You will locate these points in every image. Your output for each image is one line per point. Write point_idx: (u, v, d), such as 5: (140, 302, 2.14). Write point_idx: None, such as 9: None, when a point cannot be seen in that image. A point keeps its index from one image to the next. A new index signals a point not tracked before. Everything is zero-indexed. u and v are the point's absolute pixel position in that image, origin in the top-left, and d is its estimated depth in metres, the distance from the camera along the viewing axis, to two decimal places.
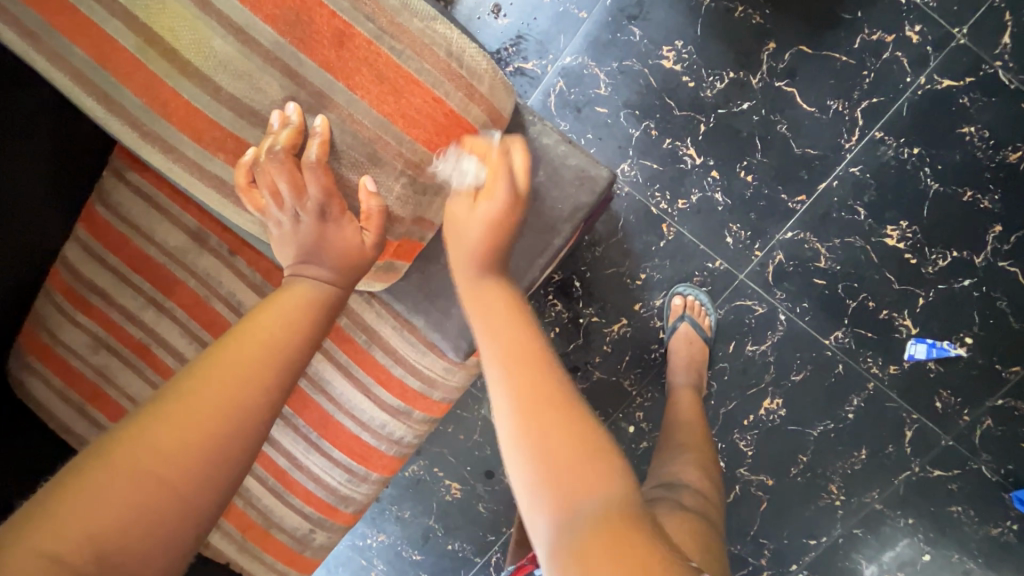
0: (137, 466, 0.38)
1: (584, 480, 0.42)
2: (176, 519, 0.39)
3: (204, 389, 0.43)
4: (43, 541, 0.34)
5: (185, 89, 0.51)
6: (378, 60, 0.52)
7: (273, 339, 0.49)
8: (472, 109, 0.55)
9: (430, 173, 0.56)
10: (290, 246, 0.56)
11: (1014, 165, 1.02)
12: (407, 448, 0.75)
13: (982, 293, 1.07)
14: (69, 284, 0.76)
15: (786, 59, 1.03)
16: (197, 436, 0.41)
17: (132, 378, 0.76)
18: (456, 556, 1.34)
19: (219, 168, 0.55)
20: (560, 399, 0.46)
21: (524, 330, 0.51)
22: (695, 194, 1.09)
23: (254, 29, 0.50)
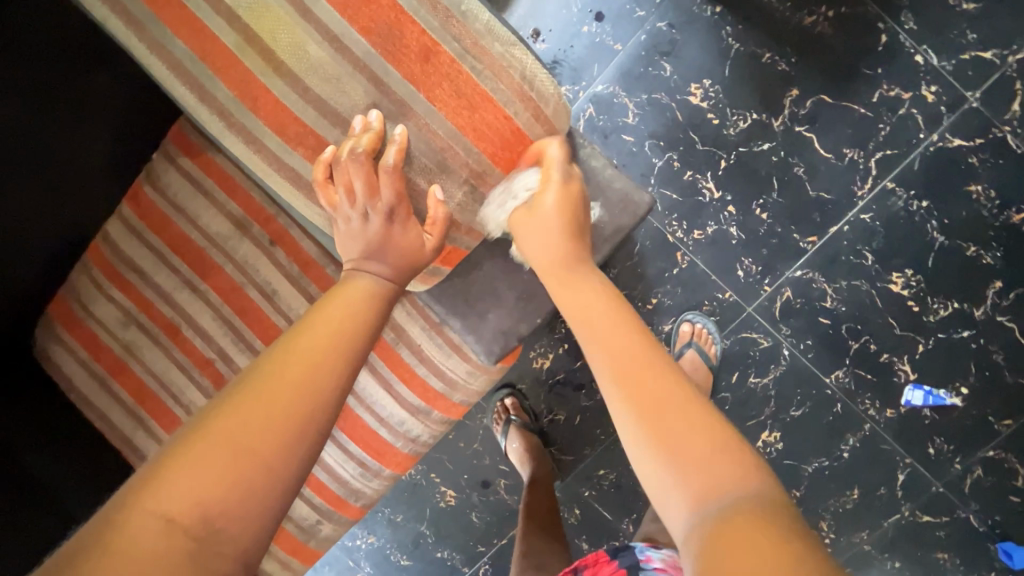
0: (228, 439, 0.42)
1: (718, 477, 0.46)
2: (264, 488, 0.42)
3: (278, 371, 0.46)
4: (155, 505, 0.38)
5: (277, 86, 0.54)
6: (458, 78, 0.55)
7: (341, 328, 0.51)
8: (535, 128, 0.58)
9: (490, 184, 0.60)
10: (354, 241, 0.57)
11: (1016, 226, 1.07)
12: (423, 446, 0.77)
13: (980, 345, 1.11)
14: (108, 260, 0.78)
15: (808, 106, 1.07)
16: (277, 414, 0.44)
17: (160, 357, 0.78)
18: (445, 564, 1.34)
19: (297, 163, 0.57)
20: (701, 419, 0.49)
21: (636, 344, 0.55)
22: (711, 226, 1.13)
23: (348, 39, 0.53)
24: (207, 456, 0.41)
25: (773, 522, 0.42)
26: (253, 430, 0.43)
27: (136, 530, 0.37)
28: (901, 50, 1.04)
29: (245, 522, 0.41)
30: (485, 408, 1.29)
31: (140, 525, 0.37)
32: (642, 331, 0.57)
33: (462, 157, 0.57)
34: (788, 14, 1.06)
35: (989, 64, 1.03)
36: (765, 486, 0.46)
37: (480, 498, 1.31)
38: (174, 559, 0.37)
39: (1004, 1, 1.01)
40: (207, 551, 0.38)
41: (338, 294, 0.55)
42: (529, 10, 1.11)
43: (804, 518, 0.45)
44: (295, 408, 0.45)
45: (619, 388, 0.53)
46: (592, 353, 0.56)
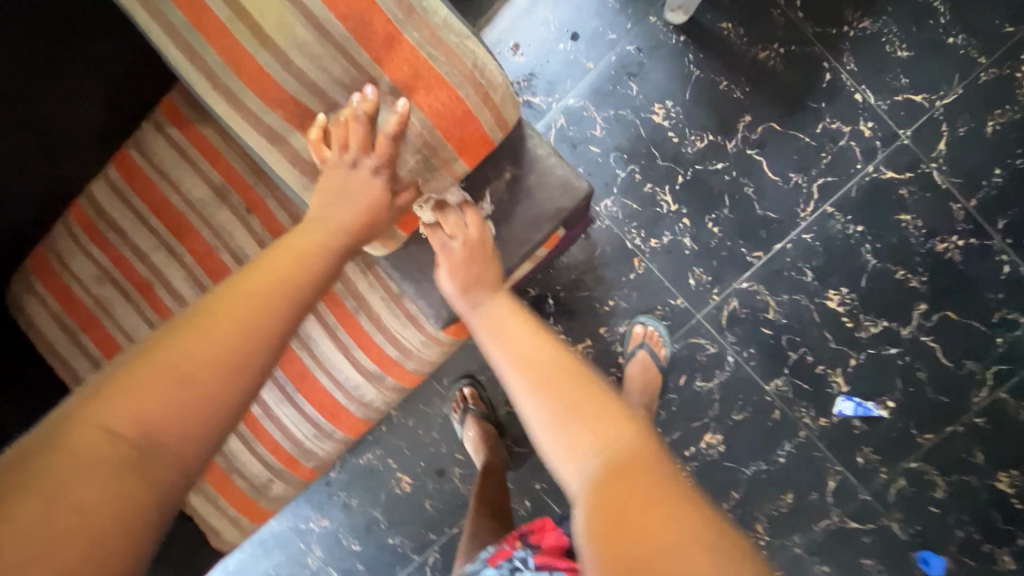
0: (168, 363, 0.46)
1: (596, 432, 0.51)
2: (203, 407, 0.46)
3: (222, 305, 0.50)
4: (99, 418, 0.43)
5: (260, 56, 0.60)
6: (417, 62, 0.61)
7: (286, 275, 0.55)
8: (484, 113, 0.64)
9: (442, 157, 0.65)
10: (334, 202, 0.64)
11: (941, 254, 1.17)
12: (376, 412, 0.82)
13: (906, 361, 1.20)
14: (90, 217, 0.83)
15: (759, 131, 1.17)
16: (216, 347, 0.47)
17: (131, 313, 0.82)
18: (395, 550, 1.37)
19: (274, 122, 0.63)
20: (588, 380, 0.55)
21: (535, 337, 0.60)
22: (667, 235, 1.21)
23: (326, 21, 0.59)
24: (147, 376, 0.45)
25: (639, 467, 0.48)
26: (195, 357, 0.46)
27: (80, 438, 0.42)
28: (842, 88, 1.15)
29: (183, 437, 0.45)
30: (445, 397, 1.34)
31: (84, 433, 0.42)
32: (543, 333, 0.61)
33: (423, 132, 0.63)
34: (745, 48, 1.16)
35: (919, 107, 1.14)
36: (634, 434, 0.51)
37: (434, 486, 1.35)
38: (115, 465, 0.42)
39: (934, 51, 1.13)
40: (147, 459, 0.43)
41: (287, 244, 0.59)
42: (510, 26, 1.20)
43: (663, 458, 0.50)
44: (238, 338, 0.49)
45: (521, 380, 0.56)
46: (495, 344, 0.62)
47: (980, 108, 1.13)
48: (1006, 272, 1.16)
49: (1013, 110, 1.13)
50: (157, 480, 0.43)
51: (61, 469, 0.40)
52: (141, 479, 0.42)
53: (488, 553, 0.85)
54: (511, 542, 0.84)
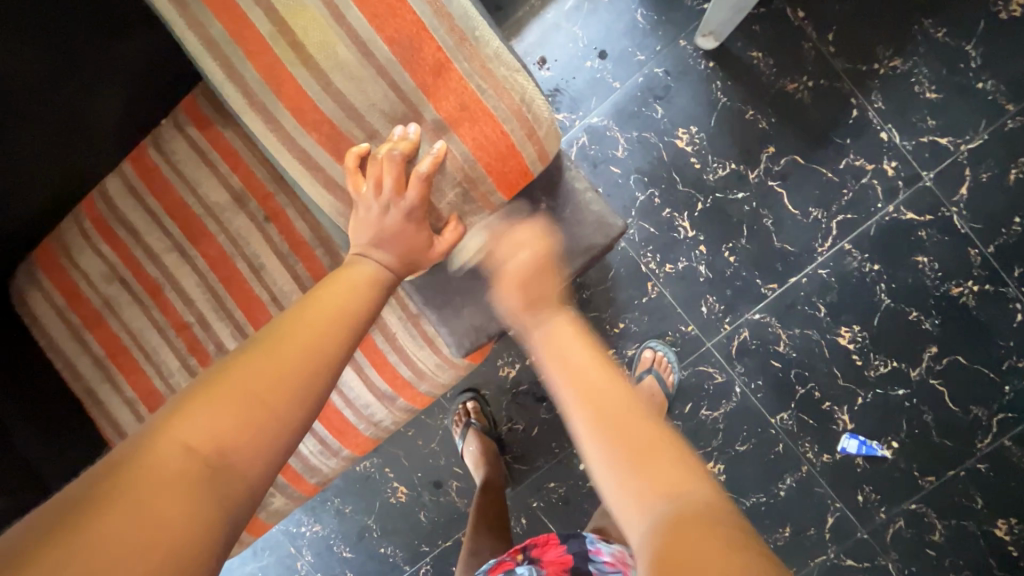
0: (242, 383, 0.46)
1: (673, 479, 0.45)
2: (273, 429, 0.45)
3: (287, 333, 0.51)
4: (176, 435, 0.42)
5: (301, 76, 0.59)
6: (464, 93, 0.60)
7: (343, 304, 0.56)
8: (527, 146, 0.62)
9: (481, 189, 0.64)
10: (367, 228, 0.63)
11: (955, 298, 1.16)
12: (384, 432, 0.81)
13: (913, 403, 1.19)
14: (102, 214, 0.80)
15: (782, 163, 1.16)
16: (285, 366, 0.48)
17: (139, 315, 0.80)
18: (386, 560, 1.35)
19: (307, 145, 0.61)
20: (653, 432, 0.49)
21: (597, 366, 0.56)
22: (682, 261, 1.20)
23: (373, 45, 0.58)
24: (224, 396, 0.44)
25: (722, 528, 0.41)
26: (267, 380, 0.46)
27: (160, 454, 0.41)
28: (868, 126, 1.14)
29: (255, 459, 0.44)
30: (447, 409, 1.32)
31: (166, 450, 0.41)
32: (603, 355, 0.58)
33: (459, 161, 0.62)
34: (773, 78, 1.15)
35: (943, 150, 1.13)
36: (708, 489, 0.45)
37: (430, 498, 1.33)
38: (194, 483, 0.40)
39: (962, 96, 1.12)
40: (220, 480, 0.42)
41: (339, 277, 0.60)
42: (538, 39, 1.18)
43: (740, 517, 0.44)
44: (304, 363, 0.49)
45: (581, 412, 0.52)
46: (552, 363, 0.58)
47: (1004, 155, 1.13)
48: (1018, 320, 1.16)
49: None
50: (230, 502, 0.42)
51: (144, 485, 0.39)
52: (216, 500, 0.41)
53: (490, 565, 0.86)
54: (513, 554, 0.85)
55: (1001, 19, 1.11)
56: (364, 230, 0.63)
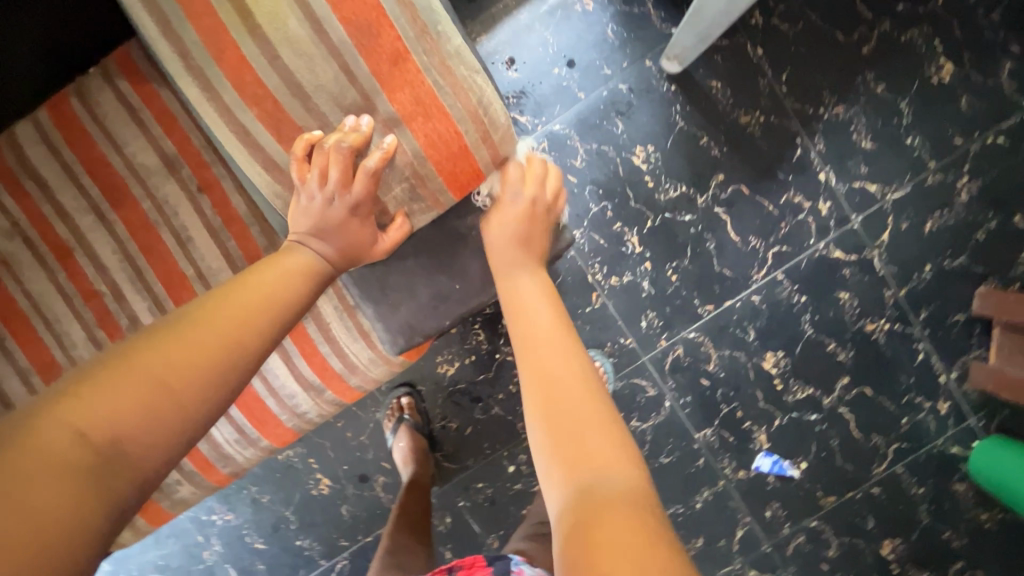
0: (151, 365, 0.42)
1: (591, 455, 0.51)
2: (178, 417, 0.42)
3: (209, 314, 0.48)
4: (66, 418, 0.38)
5: (246, 46, 0.55)
6: (420, 87, 0.58)
7: (273, 292, 0.54)
8: (481, 150, 0.62)
9: (429, 189, 0.62)
10: (309, 216, 0.60)
11: (868, 334, 1.26)
12: (307, 425, 0.78)
13: (823, 428, 1.28)
14: (8, 163, 0.72)
15: (728, 192, 1.21)
16: (204, 352, 0.45)
17: (41, 278, 0.73)
18: (302, 553, 1.31)
19: (249, 121, 0.58)
20: (583, 394, 0.56)
21: (553, 334, 0.61)
22: (627, 275, 1.23)
23: (328, 24, 0.55)
24: (128, 379, 0.41)
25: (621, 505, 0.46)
26: (180, 362, 0.43)
27: (43, 437, 0.36)
28: (809, 166, 1.21)
29: (154, 451, 0.41)
30: (380, 403, 1.29)
31: (51, 433, 0.37)
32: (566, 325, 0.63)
33: (409, 157, 0.60)
34: (728, 109, 1.20)
35: (871, 196, 1.22)
36: (633, 471, 0.50)
37: (354, 491, 1.30)
38: (82, 473, 0.37)
39: (893, 148, 1.21)
40: (110, 472, 0.38)
41: (273, 262, 0.57)
42: (508, 38, 1.18)
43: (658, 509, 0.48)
44: (223, 348, 0.46)
45: (527, 366, 0.59)
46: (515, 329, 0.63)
47: (922, 208, 1.22)
48: (919, 359, 1.26)
49: (949, 214, 1.22)
50: (119, 494, 0.38)
51: (23, 473, 0.35)
52: (103, 491, 0.37)
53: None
54: (436, 573, 0.79)
55: (933, 82, 1.19)
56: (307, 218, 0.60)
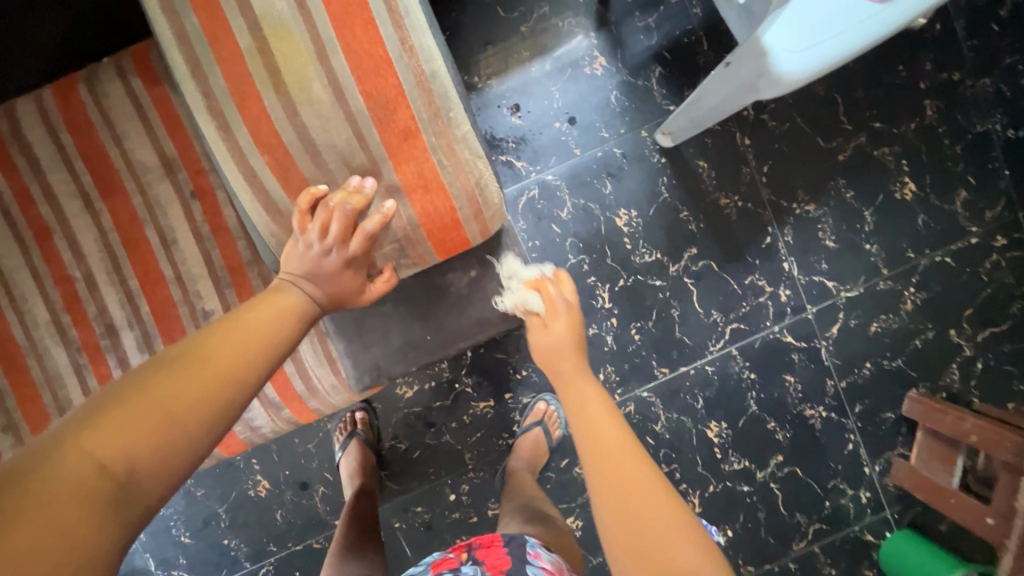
0: (161, 403, 0.47)
1: (690, 565, 0.51)
2: (182, 449, 0.47)
3: (211, 352, 0.53)
4: (89, 449, 0.43)
5: (267, 97, 0.61)
6: (424, 163, 0.64)
7: (270, 329, 0.59)
8: (471, 224, 0.68)
9: (417, 249, 0.69)
10: (303, 262, 0.65)
11: (806, 417, 1.34)
12: (258, 438, 0.80)
13: (752, 500, 1.34)
14: (4, 136, 0.73)
15: (699, 265, 1.28)
16: (210, 388, 0.50)
17: (15, 255, 0.73)
18: (227, 553, 1.29)
19: (257, 164, 0.63)
20: (655, 494, 0.56)
21: (619, 436, 0.62)
22: (593, 328, 1.28)
23: (349, 92, 0.61)
24: (142, 413, 0.46)
25: None
26: (187, 401, 0.48)
27: (69, 466, 0.41)
28: (776, 254, 1.29)
29: (163, 478, 0.46)
30: (334, 415, 1.30)
31: (75, 463, 0.42)
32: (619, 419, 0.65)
33: (405, 224, 0.67)
34: (711, 189, 1.27)
35: (828, 291, 1.30)
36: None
37: (292, 498, 1.29)
38: (100, 500, 0.41)
39: (852, 251, 1.30)
40: (125, 498, 0.43)
41: (270, 298, 0.62)
42: (518, 86, 1.23)
43: None
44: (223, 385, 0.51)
45: (592, 475, 0.60)
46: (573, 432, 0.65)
47: (871, 310, 1.32)
48: (848, 449, 1.35)
49: (893, 319, 1.32)
50: (131, 517, 0.43)
51: (52, 498, 0.39)
52: (118, 517, 0.42)
53: (436, 558, 0.86)
54: (458, 552, 0.83)
55: (896, 197, 1.29)
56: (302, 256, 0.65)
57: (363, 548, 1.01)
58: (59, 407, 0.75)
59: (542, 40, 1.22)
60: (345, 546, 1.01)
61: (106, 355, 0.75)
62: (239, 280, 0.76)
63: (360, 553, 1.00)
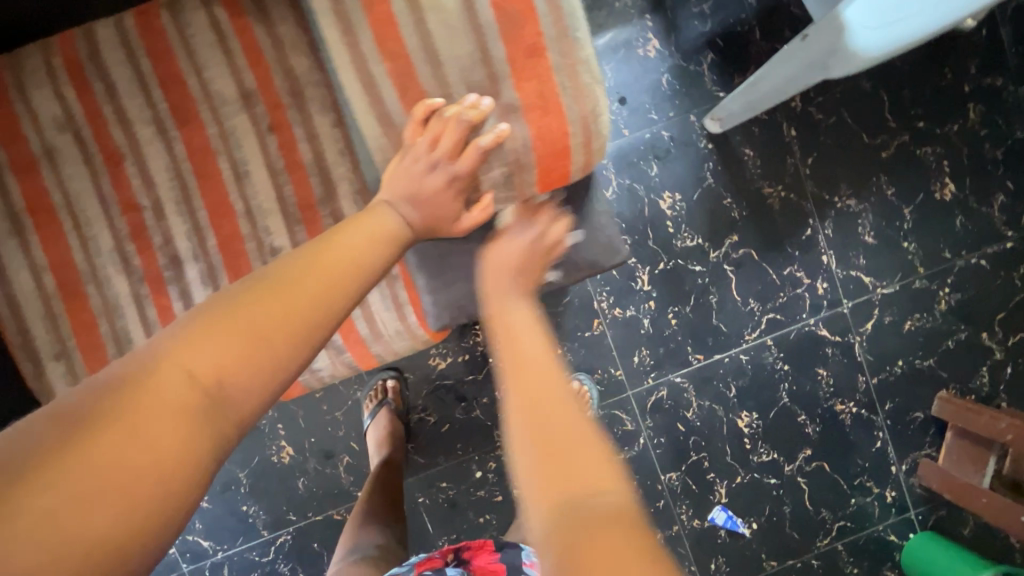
0: (250, 318, 0.45)
1: (594, 479, 0.45)
2: (274, 365, 0.44)
3: (299, 271, 0.50)
4: (180, 361, 0.41)
5: (399, 4, 0.65)
6: (546, 84, 0.68)
7: (357, 254, 0.55)
8: (579, 154, 0.71)
9: (524, 175, 0.71)
10: (409, 177, 0.67)
11: (836, 413, 1.33)
12: (315, 381, 0.79)
13: (779, 493, 1.33)
14: (79, 56, 0.72)
15: (740, 253, 1.28)
16: (297, 306, 0.47)
17: (83, 177, 0.72)
18: (244, 520, 1.26)
19: (378, 72, 0.67)
20: (558, 396, 0.49)
21: (542, 351, 0.53)
22: (630, 310, 1.28)
23: (479, 5, 0.65)
24: (230, 327, 0.43)
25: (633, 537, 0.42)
26: (279, 315, 0.46)
27: (160, 376, 0.40)
28: (816, 247, 1.29)
29: (254, 392, 0.43)
30: (364, 383, 1.27)
31: (167, 374, 0.40)
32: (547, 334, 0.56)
33: (517, 144, 0.69)
34: (755, 177, 1.28)
35: (864, 287, 1.31)
36: (624, 495, 0.45)
37: (315, 467, 1.27)
38: (190, 412, 0.40)
39: (890, 248, 1.31)
40: (216, 410, 0.41)
41: (359, 223, 0.59)
42: None
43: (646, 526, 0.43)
44: (312, 303, 0.48)
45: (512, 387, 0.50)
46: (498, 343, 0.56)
47: (906, 307, 1.32)
48: (876, 446, 1.35)
49: (927, 318, 1.32)
50: (221, 429, 0.41)
51: (144, 407, 0.39)
52: (209, 430, 0.40)
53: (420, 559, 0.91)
54: (445, 554, 0.91)
55: (936, 197, 1.30)
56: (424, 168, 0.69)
57: (389, 518, 1.02)
58: (116, 337, 0.73)
59: (597, 19, 1.23)
60: (364, 514, 1.02)
61: (170, 287, 0.74)
62: (310, 219, 0.75)
63: (385, 521, 1.01)
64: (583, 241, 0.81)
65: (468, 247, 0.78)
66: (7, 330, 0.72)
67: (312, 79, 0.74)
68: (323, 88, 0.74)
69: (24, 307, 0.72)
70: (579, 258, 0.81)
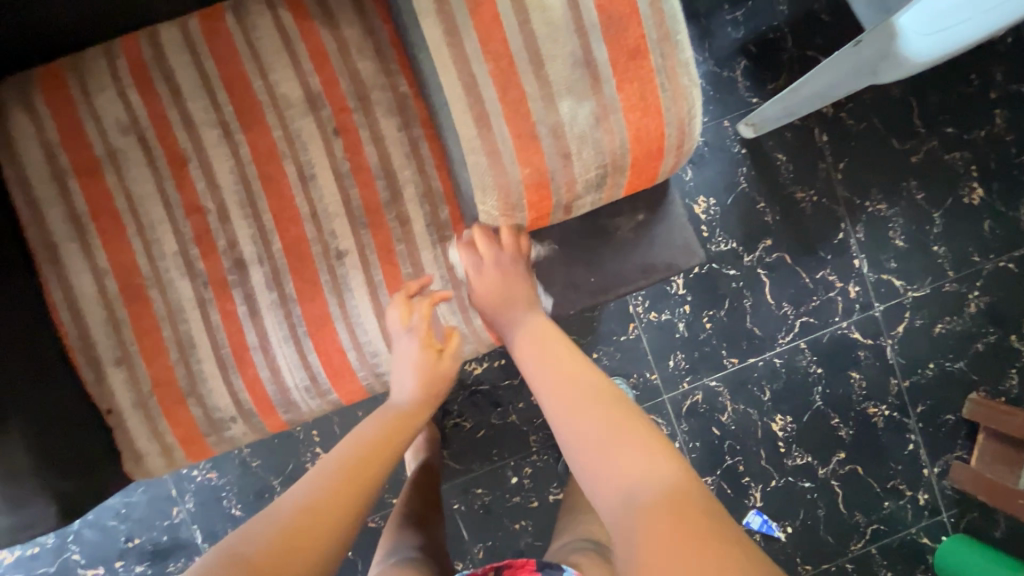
0: (308, 508, 0.54)
1: (637, 446, 0.56)
2: (326, 547, 0.52)
3: (351, 456, 0.62)
4: (247, 551, 0.50)
5: (503, 4, 0.64)
6: (647, 85, 0.67)
7: (394, 432, 0.68)
8: (670, 156, 0.71)
9: (616, 175, 0.70)
10: (498, 179, 0.67)
11: (868, 416, 1.34)
12: (378, 385, 0.79)
13: (813, 497, 1.33)
14: (143, 58, 0.71)
15: (773, 257, 1.29)
16: (345, 491, 0.57)
17: (146, 180, 0.72)
18: None
19: (481, 73, 0.65)
20: (608, 399, 0.63)
21: (580, 368, 0.69)
22: (666, 313, 1.28)
23: (584, 5, 0.65)
24: (292, 517, 0.53)
25: (695, 505, 0.48)
26: (303, 537, 0.51)
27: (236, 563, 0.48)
28: (847, 250, 1.30)
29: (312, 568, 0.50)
30: None
31: (238, 564, 0.48)
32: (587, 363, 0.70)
33: (616, 143, 0.67)
34: (788, 182, 1.29)
35: (895, 290, 1.32)
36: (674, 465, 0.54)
37: None
38: None
39: (920, 251, 1.32)
40: None
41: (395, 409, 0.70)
42: None
43: (708, 495, 0.50)
44: (332, 528, 0.53)
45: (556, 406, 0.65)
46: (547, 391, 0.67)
47: (936, 310, 1.33)
48: (908, 449, 1.35)
49: (957, 321, 1.33)
50: None
51: None
52: None
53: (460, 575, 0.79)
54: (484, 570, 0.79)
55: (964, 202, 1.32)
56: (524, 167, 0.67)
57: (427, 524, 0.99)
58: (179, 341, 0.74)
59: None
60: (404, 519, 0.99)
61: (234, 291, 0.74)
62: (375, 223, 0.76)
63: (426, 528, 0.98)
64: (660, 240, 0.81)
65: (548, 251, 0.81)
66: (70, 333, 0.72)
67: (378, 84, 0.75)
68: (388, 93, 0.75)
69: (86, 311, 0.72)
70: (656, 257, 0.82)
